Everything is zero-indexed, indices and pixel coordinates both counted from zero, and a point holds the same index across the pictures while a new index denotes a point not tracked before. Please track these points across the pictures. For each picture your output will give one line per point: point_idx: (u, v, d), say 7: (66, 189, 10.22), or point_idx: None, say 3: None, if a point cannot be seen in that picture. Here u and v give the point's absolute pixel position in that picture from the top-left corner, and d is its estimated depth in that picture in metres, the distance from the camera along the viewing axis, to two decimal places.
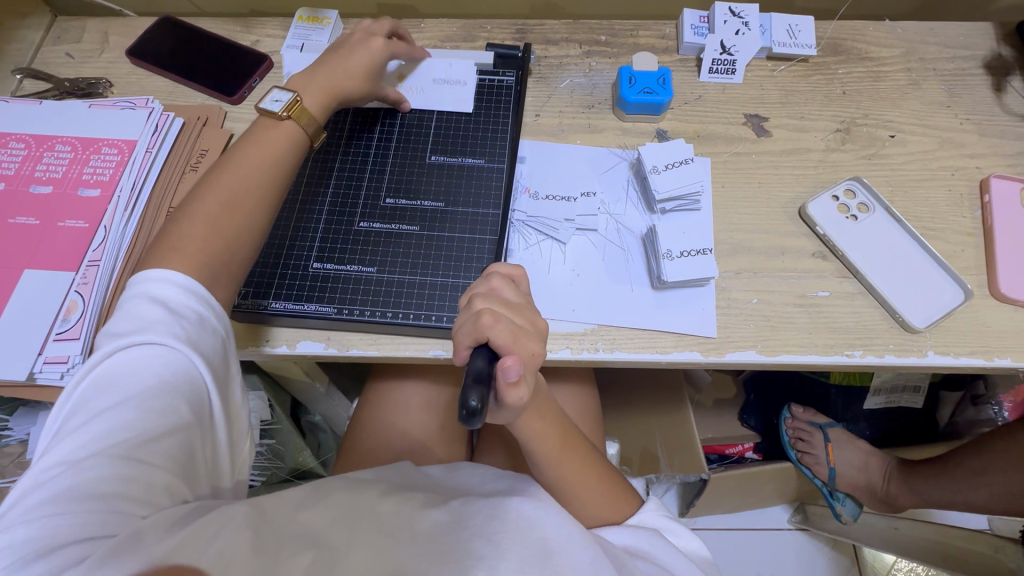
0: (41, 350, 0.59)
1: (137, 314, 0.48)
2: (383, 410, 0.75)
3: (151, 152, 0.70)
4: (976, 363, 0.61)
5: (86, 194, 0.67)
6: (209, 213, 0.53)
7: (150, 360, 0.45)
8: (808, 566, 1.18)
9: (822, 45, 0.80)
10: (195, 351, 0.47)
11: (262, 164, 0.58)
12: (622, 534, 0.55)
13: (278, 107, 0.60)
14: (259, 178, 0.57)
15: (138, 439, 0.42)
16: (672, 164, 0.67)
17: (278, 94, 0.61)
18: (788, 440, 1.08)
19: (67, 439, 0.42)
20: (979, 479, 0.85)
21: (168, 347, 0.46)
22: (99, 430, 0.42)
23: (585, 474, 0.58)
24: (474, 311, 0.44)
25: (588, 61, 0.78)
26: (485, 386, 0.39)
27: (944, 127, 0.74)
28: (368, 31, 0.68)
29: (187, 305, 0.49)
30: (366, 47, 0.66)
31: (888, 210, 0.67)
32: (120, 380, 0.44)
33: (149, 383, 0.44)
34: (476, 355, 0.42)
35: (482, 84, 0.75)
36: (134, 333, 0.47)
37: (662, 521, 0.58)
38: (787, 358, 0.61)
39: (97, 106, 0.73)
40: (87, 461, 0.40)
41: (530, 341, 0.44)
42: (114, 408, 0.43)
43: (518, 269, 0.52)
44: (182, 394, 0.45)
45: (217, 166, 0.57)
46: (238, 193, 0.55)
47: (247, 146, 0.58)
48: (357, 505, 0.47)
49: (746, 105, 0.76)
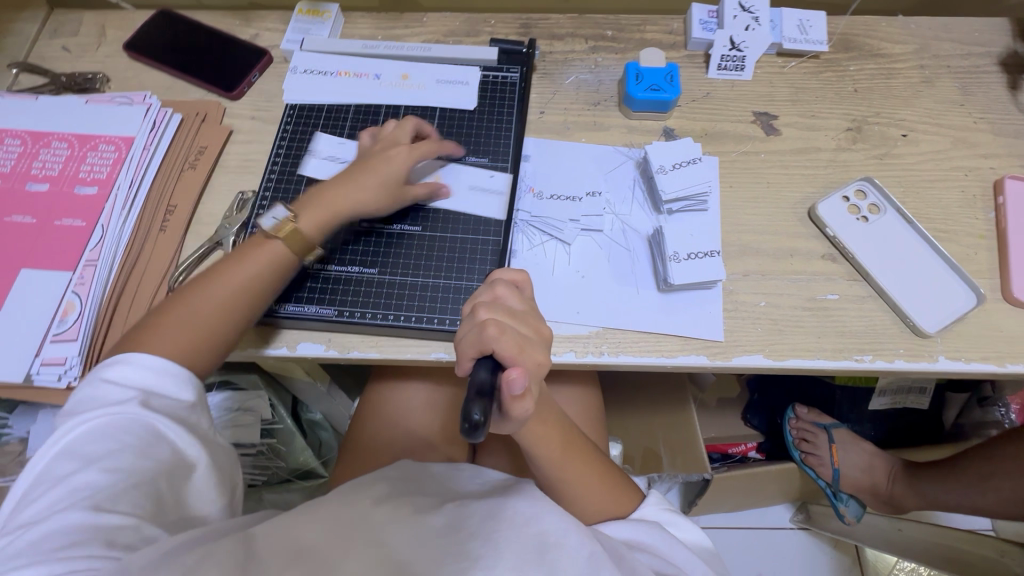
0: (38, 352, 0.58)
1: (104, 386, 0.49)
2: (383, 411, 0.74)
3: (149, 150, 0.68)
4: (989, 369, 0.60)
5: (83, 192, 0.66)
6: (170, 331, 0.53)
7: (116, 423, 0.46)
8: (810, 566, 1.18)
9: (833, 41, 0.78)
10: (161, 412, 0.48)
11: (235, 282, 0.56)
12: (621, 528, 0.52)
13: (272, 226, 0.58)
14: (242, 288, 0.56)
15: (103, 500, 0.43)
16: (679, 163, 0.66)
17: (278, 210, 0.59)
18: (793, 441, 1.06)
19: (32, 507, 0.42)
20: (987, 484, 0.87)
21: (132, 409, 0.47)
22: (64, 496, 0.42)
23: (583, 473, 0.56)
24: (479, 321, 0.44)
25: (594, 57, 0.77)
26: (488, 398, 0.39)
27: (958, 126, 0.73)
28: (392, 140, 0.64)
29: (156, 370, 0.50)
30: (387, 160, 0.62)
31: (899, 211, 0.66)
32: (86, 446, 0.45)
33: (114, 447, 0.45)
34: (480, 366, 0.42)
35: (485, 81, 0.74)
36: (101, 402, 0.48)
37: (664, 514, 0.55)
38: (794, 363, 0.60)
39: (94, 101, 0.72)
40: (50, 524, 0.41)
41: (534, 351, 0.44)
42: (79, 475, 0.44)
43: (522, 275, 0.51)
44: (152, 444, 0.46)
45: (214, 269, 0.57)
46: (202, 316, 0.54)
47: (230, 259, 0.57)
48: (355, 512, 0.46)
49: (756, 102, 0.74)
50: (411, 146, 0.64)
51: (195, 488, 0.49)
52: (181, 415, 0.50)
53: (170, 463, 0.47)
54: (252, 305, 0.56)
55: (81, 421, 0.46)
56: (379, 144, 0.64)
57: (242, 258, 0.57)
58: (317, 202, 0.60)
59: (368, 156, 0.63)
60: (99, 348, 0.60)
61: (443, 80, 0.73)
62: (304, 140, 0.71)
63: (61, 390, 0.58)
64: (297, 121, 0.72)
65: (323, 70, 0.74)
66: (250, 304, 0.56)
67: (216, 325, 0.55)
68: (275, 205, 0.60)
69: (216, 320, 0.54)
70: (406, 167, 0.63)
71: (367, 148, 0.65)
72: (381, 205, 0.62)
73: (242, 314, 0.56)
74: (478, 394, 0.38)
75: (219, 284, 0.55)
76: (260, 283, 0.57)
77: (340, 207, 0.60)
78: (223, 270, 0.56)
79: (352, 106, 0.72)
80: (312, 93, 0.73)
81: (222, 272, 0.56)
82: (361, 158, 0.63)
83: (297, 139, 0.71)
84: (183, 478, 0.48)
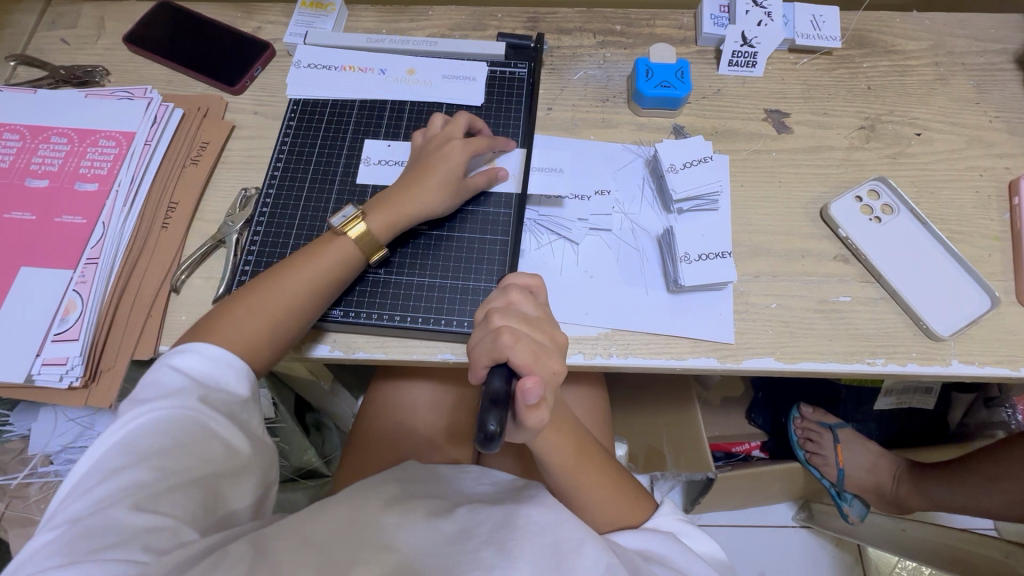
0: (39, 352, 0.57)
1: (161, 377, 0.48)
2: (388, 411, 0.74)
3: (150, 145, 0.67)
4: (1003, 373, 0.59)
5: (84, 189, 0.65)
6: (245, 326, 0.53)
7: (167, 421, 0.46)
8: (812, 565, 1.17)
9: (846, 37, 0.76)
10: (213, 411, 0.47)
11: (305, 282, 0.55)
12: (636, 537, 0.52)
13: (341, 224, 0.58)
14: (304, 288, 0.55)
15: (150, 500, 0.42)
16: (691, 162, 0.65)
17: (347, 209, 0.59)
18: (797, 441, 1.05)
19: (78, 500, 0.42)
20: (993, 486, 0.86)
21: (185, 407, 0.46)
22: (112, 491, 0.42)
23: (594, 479, 0.55)
24: (494, 329, 0.44)
25: (602, 52, 0.75)
26: (502, 406, 0.39)
27: (973, 124, 0.71)
28: (447, 137, 0.63)
29: (211, 368, 0.50)
30: (446, 158, 0.61)
31: (913, 211, 0.65)
32: (137, 440, 0.45)
33: (164, 445, 0.45)
34: (495, 373, 0.42)
35: (492, 77, 0.73)
36: (154, 395, 0.47)
37: (676, 524, 0.55)
38: (806, 366, 0.59)
39: (94, 95, 0.70)
40: (96, 520, 0.41)
41: (550, 359, 0.44)
42: (127, 471, 0.43)
43: (535, 279, 0.50)
44: (198, 445, 0.46)
45: (281, 267, 0.57)
46: (275, 314, 0.54)
47: (301, 257, 0.57)
48: (363, 518, 0.46)
49: (767, 99, 0.73)
50: (468, 140, 0.62)
51: (239, 489, 0.48)
52: (231, 415, 0.49)
53: (218, 466, 0.46)
54: (320, 305, 0.56)
55: (134, 414, 0.46)
56: (436, 140, 0.63)
57: (313, 259, 0.57)
58: (384, 202, 0.59)
59: (427, 153, 0.62)
60: (100, 347, 0.59)
61: (450, 75, 0.72)
62: (308, 137, 0.69)
63: (62, 390, 0.57)
64: (300, 117, 0.71)
65: (326, 64, 0.72)
66: (313, 305, 0.56)
67: (286, 323, 0.55)
68: (346, 205, 0.60)
69: (288, 318, 0.55)
70: (465, 160, 0.62)
71: (423, 144, 0.64)
72: (444, 202, 0.61)
73: (311, 313, 0.56)
74: (491, 403, 0.38)
75: (291, 283, 0.55)
76: (329, 284, 0.57)
77: (404, 209, 0.59)
78: (294, 266, 0.56)
79: (356, 102, 0.71)
80: (315, 88, 0.71)
81: (294, 269, 0.56)
82: (420, 156, 0.63)
83: (301, 135, 0.70)
84: (229, 479, 0.47)
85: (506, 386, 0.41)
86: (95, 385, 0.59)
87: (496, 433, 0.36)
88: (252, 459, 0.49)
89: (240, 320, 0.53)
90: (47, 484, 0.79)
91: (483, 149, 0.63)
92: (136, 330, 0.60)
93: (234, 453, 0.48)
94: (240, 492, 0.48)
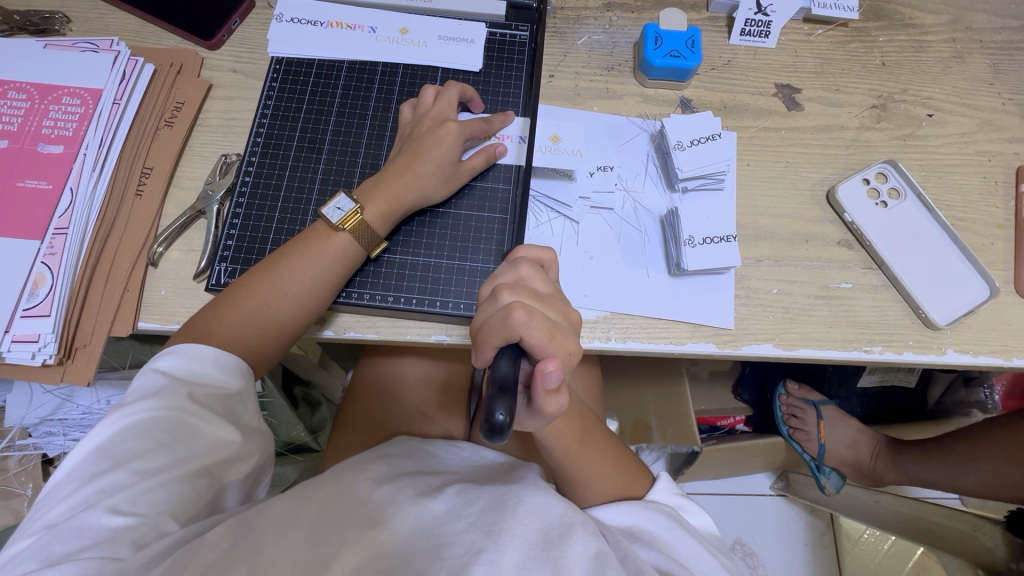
0: (8, 328, 0.54)
1: (144, 375, 0.46)
2: (378, 388, 0.72)
3: (119, 104, 0.62)
4: (995, 363, 0.59)
5: (48, 151, 0.60)
6: (240, 330, 0.52)
7: (152, 419, 0.44)
8: (785, 531, 1.22)
9: (862, 7, 0.72)
10: (203, 407, 0.46)
11: (301, 281, 0.53)
12: (620, 511, 0.52)
13: (336, 220, 0.54)
14: (303, 282, 0.53)
15: (130, 503, 0.41)
16: (699, 138, 0.63)
17: (341, 199, 0.55)
18: (781, 416, 1.06)
19: (58, 505, 0.41)
20: (969, 466, 0.90)
21: (172, 403, 0.45)
22: (92, 495, 0.41)
23: (604, 464, 0.55)
24: (506, 306, 0.42)
25: (608, 15, 0.71)
26: (510, 394, 0.37)
27: (986, 107, 0.69)
28: (438, 115, 0.59)
29: (202, 362, 0.48)
30: (435, 135, 0.57)
31: (920, 197, 0.63)
32: (119, 441, 0.43)
33: (149, 445, 0.43)
34: (501, 356, 0.40)
35: (492, 40, 0.68)
36: (138, 393, 0.45)
37: (674, 501, 0.54)
38: (802, 353, 0.59)
39: (54, 46, 0.64)
40: (73, 527, 0.39)
41: (565, 339, 0.43)
42: (107, 473, 0.41)
43: (548, 252, 0.49)
44: (181, 444, 0.44)
45: (276, 255, 0.54)
46: (272, 316, 0.52)
47: (291, 251, 0.54)
48: (344, 496, 0.44)
49: (779, 73, 0.69)
50: (462, 121, 0.58)
51: (229, 486, 0.47)
52: (222, 411, 0.47)
53: (206, 464, 0.45)
54: (320, 303, 0.54)
55: (119, 412, 0.44)
56: (426, 118, 0.59)
57: (306, 253, 0.53)
58: (376, 188, 0.56)
59: (417, 134, 0.58)
60: (74, 324, 0.56)
61: (447, 37, 0.67)
62: (292, 99, 0.65)
63: (34, 369, 0.54)
64: (283, 79, 0.66)
65: (310, 19, 0.67)
66: (318, 301, 0.54)
67: (282, 322, 0.53)
68: (337, 195, 0.56)
69: (284, 318, 0.53)
70: (459, 143, 0.58)
71: (412, 123, 0.60)
72: (437, 182, 0.57)
73: (309, 314, 0.54)
74: (501, 391, 0.37)
75: (282, 282, 0.52)
76: (328, 282, 0.54)
77: (390, 195, 0.56)
78: (291, 261, 0.53)
79: (344, 63, 0.66)
80: (299, 45, 0.66)
81: (286, 268, 0.53)
82: (410, 137, 0.59)
83: (284, 99, 0.65)
84: (219, 477, 0.46)
85: (515, 371, 0.39)
86: (71, 362, 0.56)
87: (505, 423, 0.35)
88: (243, 455, 0.48)
89: (235, 314, 0.52)
90: (27, 456, 0.79)
91: (478, 131, 0.60)
92: (112, 306, 0.57)
93: (223, 449, 0.46)
94: (229, 488, 0.47)
